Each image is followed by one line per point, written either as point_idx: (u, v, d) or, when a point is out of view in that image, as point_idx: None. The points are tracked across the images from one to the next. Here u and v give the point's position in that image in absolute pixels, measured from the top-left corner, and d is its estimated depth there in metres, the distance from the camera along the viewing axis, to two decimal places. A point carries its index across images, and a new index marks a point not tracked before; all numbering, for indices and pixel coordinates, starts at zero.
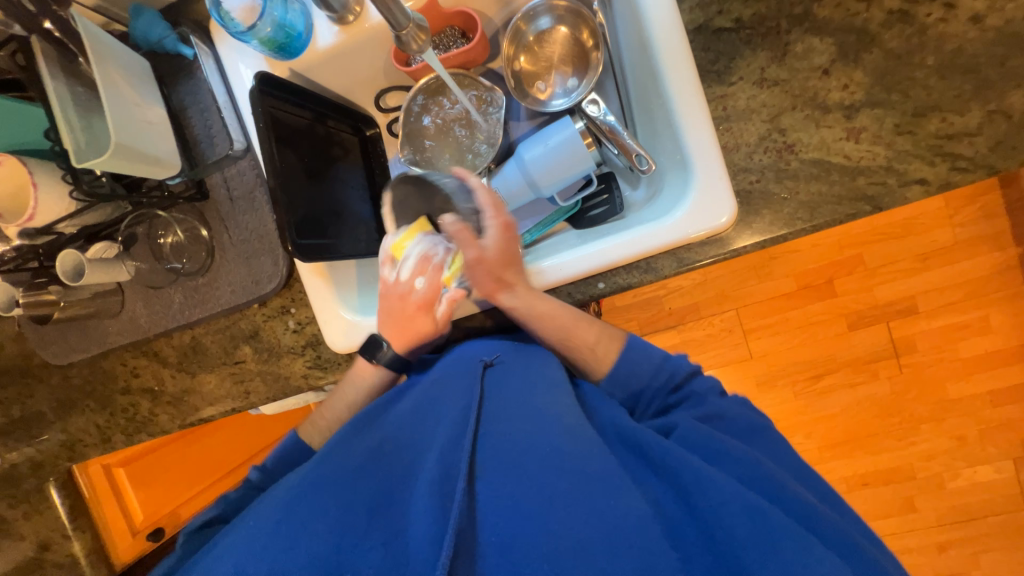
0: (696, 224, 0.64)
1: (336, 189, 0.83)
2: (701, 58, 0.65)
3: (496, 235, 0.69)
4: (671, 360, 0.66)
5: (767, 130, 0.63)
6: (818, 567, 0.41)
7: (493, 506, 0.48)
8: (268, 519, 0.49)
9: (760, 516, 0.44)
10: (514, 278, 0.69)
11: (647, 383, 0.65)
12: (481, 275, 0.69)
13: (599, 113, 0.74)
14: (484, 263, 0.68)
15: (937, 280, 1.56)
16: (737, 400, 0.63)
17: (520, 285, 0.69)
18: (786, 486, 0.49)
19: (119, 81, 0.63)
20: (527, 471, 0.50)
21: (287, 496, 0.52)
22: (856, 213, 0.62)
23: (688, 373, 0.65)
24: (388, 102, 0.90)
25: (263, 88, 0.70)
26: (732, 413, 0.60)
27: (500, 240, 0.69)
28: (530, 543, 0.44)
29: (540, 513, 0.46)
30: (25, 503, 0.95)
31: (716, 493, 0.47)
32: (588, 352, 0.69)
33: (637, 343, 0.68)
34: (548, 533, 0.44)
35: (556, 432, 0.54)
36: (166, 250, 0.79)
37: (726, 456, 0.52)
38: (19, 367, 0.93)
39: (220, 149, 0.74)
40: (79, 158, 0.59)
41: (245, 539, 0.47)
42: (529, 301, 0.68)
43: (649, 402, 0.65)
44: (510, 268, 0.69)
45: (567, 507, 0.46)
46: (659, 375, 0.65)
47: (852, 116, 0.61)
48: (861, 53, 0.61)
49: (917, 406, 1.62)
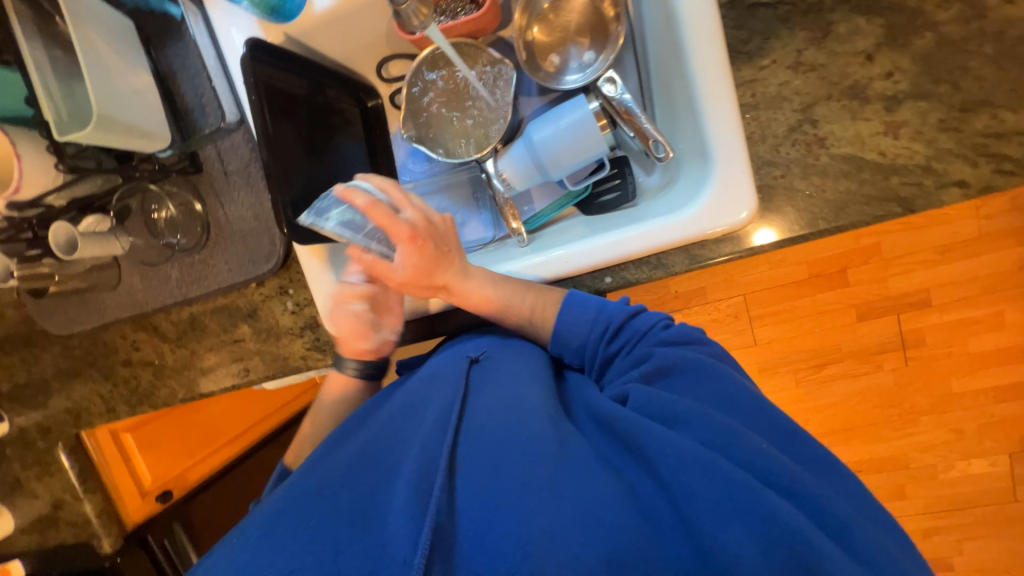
0: (713, 219, 0.60)
1: (335, 165, 0.79)
2: (732, 37, 0.59)
3: (406, 252, 0.65)
4: (604, 310, 0.63)
5: (797, 120, 0.58)
6: (776, 522, 0.42)
7: (469, 499, 0.48)
8: (250, 535, 0.49)
9: (720, 477, 0.45)
10: (444, 280, 0.68)
11: (586, 338, 0.63)
12: (412, 288, 0.68)
13: (616, 93, 0.70)
14: (408, 282, 0.67)
15: (955, 273, 1.52)
16: (682, 331, 0.60)
17: (452, 282, 0.67)
18: (750, 441, 0.47)
19: (101, 46, 0.59)
20: (500, 459, 0.50)
21: (270, 510, 0.52)
22: (886, 215, 0.58)
23: (623, 319, 0.62)
24: (391, 71, 0.84)
25: (254, 55, 0.66)
26: (690, 360, 0.56)
27: (410, 255, 0.65)
28: (506, 534, 0.44)
29: (516, 501, 0.46)
30: (38, 465, 0.99)
31: (676, 460, 0.47)
32: (526, 319, 0.66)
33: (573, 297, 0.65)
34: (525, 523, 0.44)
35: (530, 420, 0.54)
36: (161, 225, 0.77)
37: (685, 419, 0.50)
38: (21, 334, 0.93)
39: (213, 121, 0.70)
40: (61, 131, 0.57)
41: (235, 546, 0.49)
42: (465, 297, 0.68)
43: (592, 353, 0.63)
44: (436, 275, 0.67)
45: (539, 493, 0.46)
46: (595, 327, 0.62)
47: (893, 109, 0.56)
48: (911, 37, 0.55)
49: (918, 398, 1.61)
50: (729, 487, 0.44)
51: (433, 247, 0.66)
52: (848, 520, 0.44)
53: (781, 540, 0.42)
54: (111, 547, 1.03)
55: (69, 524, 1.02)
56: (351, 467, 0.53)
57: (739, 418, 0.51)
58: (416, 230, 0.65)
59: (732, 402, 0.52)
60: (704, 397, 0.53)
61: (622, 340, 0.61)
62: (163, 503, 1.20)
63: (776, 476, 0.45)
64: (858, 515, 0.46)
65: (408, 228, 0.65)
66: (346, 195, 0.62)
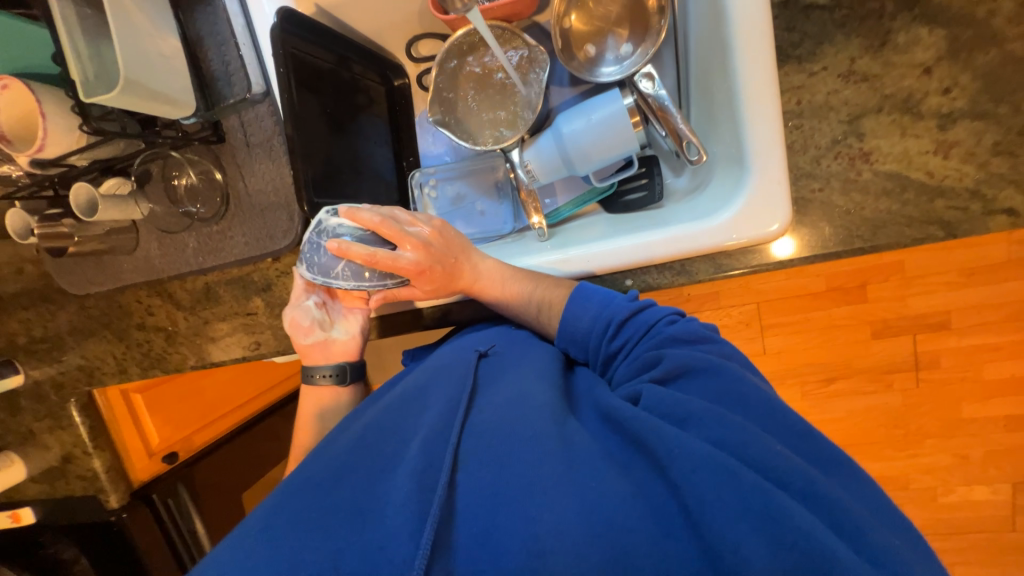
0: (743, 227, 0.58)
1: (358, 144, 0.78)
2: (782, 39, 0.56)
3: (419, 283, 0.65)
4: (610, 307, 0.62)
5: (842, 132, 0.56)
6: (786, 524, 0.41)
7: (472, 494, 0.48)
8: (252, 524, 0.49)
9: (727, 477, 0.44)
10: (462, 291, 0.68)
11: (589, 334, 0.63)
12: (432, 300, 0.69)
13: (653, 90, 0.67)
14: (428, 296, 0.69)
15: (977, 297, 1.48)
16: (688, 325, 0.59)
17: (469, 292, 0.68)
18: (759, 444, 0.46)
19: (130, 6, 0.58)
20: (504, 455, 0.50)
21: (273, 499, 0.51)
22: (925, 238, 0.55)
23: (626, 315, 0.61)
24: (420, 50, 0.82)
25: (284, 26, 0.64)
26: (696, 359, 0.55)
27: (424, 284, 0.65)
28: (511, 531, 0.45)
29: (521, 499, 0.46)
30: (51, 418, 1.01)
31: (682, 460, 0.46)
32: (533, 313, 0.67)
33: (581, 291, 0.64)
34: (530, 521, 0.45)
35: (535, 417, 0.53)
36: (181, 193, 0.77)
37: (692, 420, 0.50)
38: (39, 290, 0.95)
39: (238, 91, 0.69)
40: (87, 93, 0.56)
41: (239, 533, 0.49)
42: (486, 301, 0.69)
43: (595, 349, 0.63)
44: (452, 290, 0.67)
45: (544, 491, 0.46)
46: (598, 323, 0.62)
47: (946, 127, 0.53)
48: (974, 52, 0.52)
49: (926, 421, 1.59)
50: (739, 489, 0.43)
51: (441, 270, 0.65)
52: (859, 520, 0.43)
53: (791, 542, 0.40)
54: (117, 504, 1.07)
55: (78, 478, 1.05)
56: (354, 457, 0.53)
57: (745, 417, 0.50)
58: (420, 265, 0.63)
59: (738, 399, 0.51)
60: (712, 398, 0.52)
61: (624, 338, 0.61)
62: (170, 464, 1.19)
63: (783, 477, 0.44)
64: (866, 513, 0.45)
65: (412, 264, 0.63)
66: (342, 254, 0.61)
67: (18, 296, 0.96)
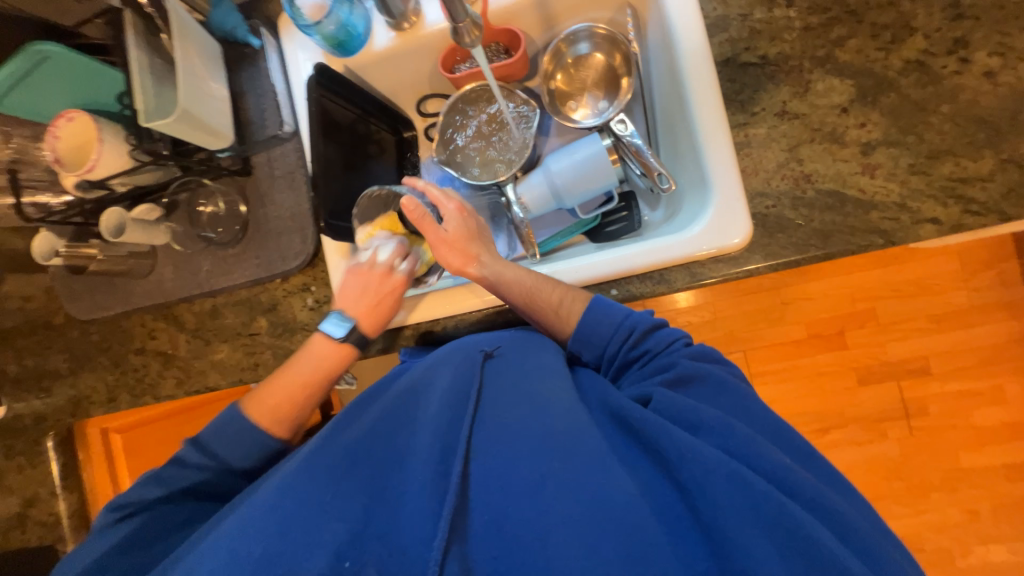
0: (711, 240, 0.67)
1: (369, 181, 0.87)
2: (727, 88, 0.69)
3: (455, 219, 0.73)
4: (630, 316, 0.65)
5: (785, 158, 0.67)
6: (797, 530, 0.43)
7: (484, 486, 0.49)
8: (261, 501, 0.48)
9: (744, 487, 0.45)
10: (479, 249, 0.72)
11: (609, 339, 0.65)
12: (452, 251, 0.72)
13: (626, 132, 0.78)
14: (448, 242, 0.72)
15: (950, 343, 1.54)
16: (699, 349, 0.61)
17: (486, 257, 0.72)
18: (768, 455, 0.48)
19: (194, 58, 0.70)
20: (519, 453, 0.50)
21: (278, 479, 0.50)
22: (868, 245, 0.64)
23: (647, 327, 0.64)
24: (428, 107, 0.96)
25: (319, 80, 0.76)
26: (703, 371, 0.58)
27: (459, 222, 0.73)
28: (524, 522, 0.46)
29: (535, 493, 0.47)
30: (23, 456, 0.97)
31: (700, 471, 0.46)
32: (551, 312, 0.67)
33: (600, 301, 0.66)
34: (544, 515, 0.46)
35: (549, 415, 0.53)
36: (204, 219, 0.84)
37: (705, 428, 0.51)
38: (38, 320, 0.96)
39: (270, 130, 0.80)
40: (146, 119, 0.65)
41: (237, 523, 0.47)
42: (498, 268, 0.71)
43: (613, 355, 0.65)
44: (473, 243, 0.73)
45: (558, 487, 0.47)
46: (620, 330, 0.64)
47: (868, 153, 0.64)
48: (879, 96, 0.65)
49: (927, 472, 1.54)
50: (755, 502, 0.44)
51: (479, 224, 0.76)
52: (863, 535, 0.45)
53: (802, 548, 0.42)
54: None
55: (36, 525, 0.97)
56: (364, 448, 0.52)
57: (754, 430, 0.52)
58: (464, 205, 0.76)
59: (732, 401, 0.55)
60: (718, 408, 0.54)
61: (644, 348, 0.63)
62: None
63: (788, 483, 0.46)
64: (864, 522, 0.47)
65: (459, 204, 0.75)
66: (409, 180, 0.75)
67: (13, 326, 0.97)
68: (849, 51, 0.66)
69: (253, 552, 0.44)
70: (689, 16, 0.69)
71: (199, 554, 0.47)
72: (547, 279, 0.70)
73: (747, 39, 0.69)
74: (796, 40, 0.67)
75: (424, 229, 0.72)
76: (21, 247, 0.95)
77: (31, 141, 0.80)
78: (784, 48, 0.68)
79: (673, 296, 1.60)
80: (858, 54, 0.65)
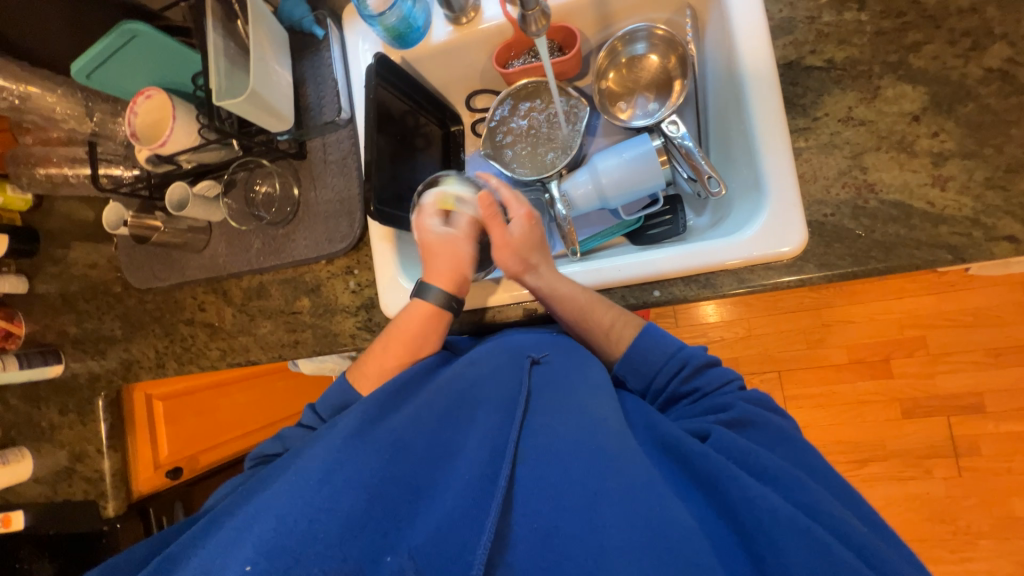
0: (761, 246, 0.64)
1: (415, 171, 0.89)
2: (789, 91, 0.67)
3: (521, 225, 0.73)
4: (684, 349, 0.63)
5: (848, 165, 0.64)
6: None
7: (531, 493, 0.48)
8: (307, 476, 0.46)
9: (818, 546, 0.42)
10: (539, 259, 0.72)
11: (658, 369, 0.63)
12: (511, 256, 0.71)
13: (677, 134, 0.77)
14: (510, 245, 0.71)
15: (1011, 380, 1.41)
16: (756, 395, 0.59)
17: (545, 268, 0.71)
18: (826, 509, 0.46)
19: (265, 44, 0.74)
20: (572, 467, 0.49)
21: (324, 455, 0.48)
22: (935, 260, 0.60)
23: (702, 364, 0.62)
24: (476, 103, 0.97)
25: (378, 69, 0.79)
26: (762, 417, 0.55)
27: (524, 228, 0.73)
28: (575, 535, 0.45)
29: (586, 510, 0.46)
30: (75, 413, 1.03)
31: (772, 525, 0.43)
32: (602, 335, 0.67)
33: (653, 330, 0.65)
34: (597, 533, 0.44)
35: (603, 431, 0.51)
36: (258, 199, 0.88)
37: (774, 477, 0.49)
38: (95, 287, 1.01)
39: (327, 116, 0.83)
40: (218, 98, 0.69)
41: (277, 496, 0.44)
42: (554, 282, 0.69)
43: (660, 386, 0.63)
44: (534, 251, 0.72)
45: (612, 506, 0.45)
46: (671, 361, 0.63)
47: (939, 164, 0.61)
48: (955, 105, 0.61)
49: (976, 518, 1.41)
50: (828, 561, 0.41)
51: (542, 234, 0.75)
52: None
53: None
54: (114, 513, 1.03)
55: (83, 480, 1.03)
56: (412, 437, 0.51)
57: (816, 484, 0.50)
58: (534, 211, 0.75)
59: (782, 439, 0.54)
60: (776, 456, 0.52)
61: (696, 385, 0.61)
62: (172, 480, 1.19)
63: (840, 527, 0.45)
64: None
65: (527, 207, 0.75)
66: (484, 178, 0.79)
67: (73, 291, 1.02)
68: (924, 58, 0.63)
69: (296, 527, 0.42)
70: (752, 19, 0.68)
71: (232, 524, 0.44)
72: (601, 300, 0.69)
73: (812, 42, 0.67)
74: (866, 44, 0.65)
75: (490, 228, 0.73)
76: (90, 216, 1.01)
77: (109, 116, 0.87)
78: (853, 53, 0.65)
79: (700, 312, 1.56)
80: (934, 60, 0.63)
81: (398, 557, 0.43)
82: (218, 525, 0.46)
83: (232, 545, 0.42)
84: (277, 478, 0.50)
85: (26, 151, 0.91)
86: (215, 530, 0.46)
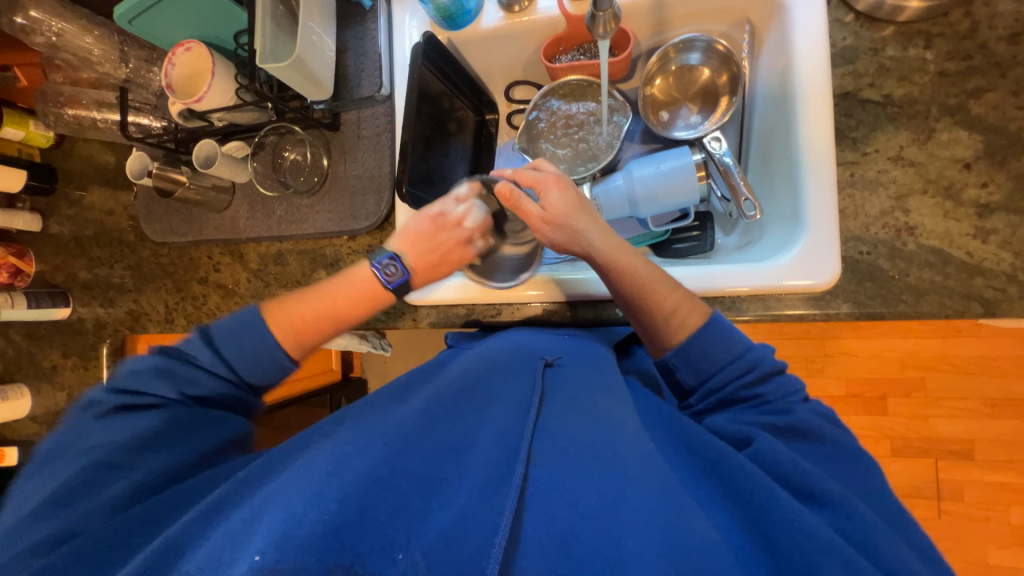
0: (795, 274, 0.64)
1: (446, 155, 0.87)
2: (841, 123, 0.66)
3: (554, 192, 0.69)
4: (752, 351, 0.60)
5: (890, 206, 0.63)
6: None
7: (547, 496, 0.47)
8: (317, 468, 0.46)
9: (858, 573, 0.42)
10: (584, 222, 0.68)
11: (719, 369, 0.60)
12: (552, 230, 0.69)
13: (719, 151, 0.75)
14: (550, 220, 0.69)
15: (1002, 431, 1.41)
16: (818, 410, 0.57)
17: (592, 230, 0.68)
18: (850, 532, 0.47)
19: (313, 10, 0.74)
20: (587, 473, 0.49)
21: (332, 450, 0.49)
22: (965, 311, 0.60)
23: (768, 371, 0.59)
24: (515, 94, 0.95)
25: (425, 48, 0.77)
26: (820, 431, 0.54)
27: (558, 194, 0.69)
28: (593, 545, 0.43)
29: (605, 520, 0.45)
30: (78, 357, 1.03)
31: (811, 551, 0.43)
32: (662, 316, 0.63)
33: (721, 323, 0.61)
34: (616, 543, 0.43)
35: (620, 439, 0.52)
36: (286, 166, 0.86)
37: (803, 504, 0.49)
38: (109, 235, 1.00)
39: (366, 92, 0.81)
40: (262, 60, 0.69)
41: (292, 484, 0.45)
42: (609, 249, 0.67)
43: (714, 387, 0.60)
44: (577, 215, 0.69)
45: (632, 516, 0.45)
46: (738, 362, 0.59)
47: (984, 216, 0.61)
48: (1009, 157, 0.60)
49: (949, 559, 1.43)
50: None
51: (577, 195, 0.70)
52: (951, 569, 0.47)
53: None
54: None
55: None
56: (423, 430, 0.52)
57: (866, 507, 0.48)
58: (559, 175, 0.71)
59: (841, 454, 0.53)
60: (827, 474, 0.51)
61: (757, 392, 0.58)
62: None
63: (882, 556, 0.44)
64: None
65: (548, 175, 0.71)
66: (499, 173, 0.73)
67: (87, 235, 1.01)
68: (984, 105, 0.62)
69: (306, 517, 0.41)
70: (815, 42, 0.66)
71: (238, 516, 0.44)
72: (665, 279, 0.65)
73: (872, 75, 0.66)
74: (927, 85, 0.64)
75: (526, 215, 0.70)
76: (111, 161, 1.00)
77: (144, 64, 0.87)
78: (912, 91, 0.64)
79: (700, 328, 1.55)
80: (994, 109, 0.61)
81: (410, 554, 0.41)
82: (223, 515, 0.45)
83: (241, 535, 0.42)
84: (291, 464, 0.50)
85: (55, 90, 0.90)
86: (215, 523, 0.44)
